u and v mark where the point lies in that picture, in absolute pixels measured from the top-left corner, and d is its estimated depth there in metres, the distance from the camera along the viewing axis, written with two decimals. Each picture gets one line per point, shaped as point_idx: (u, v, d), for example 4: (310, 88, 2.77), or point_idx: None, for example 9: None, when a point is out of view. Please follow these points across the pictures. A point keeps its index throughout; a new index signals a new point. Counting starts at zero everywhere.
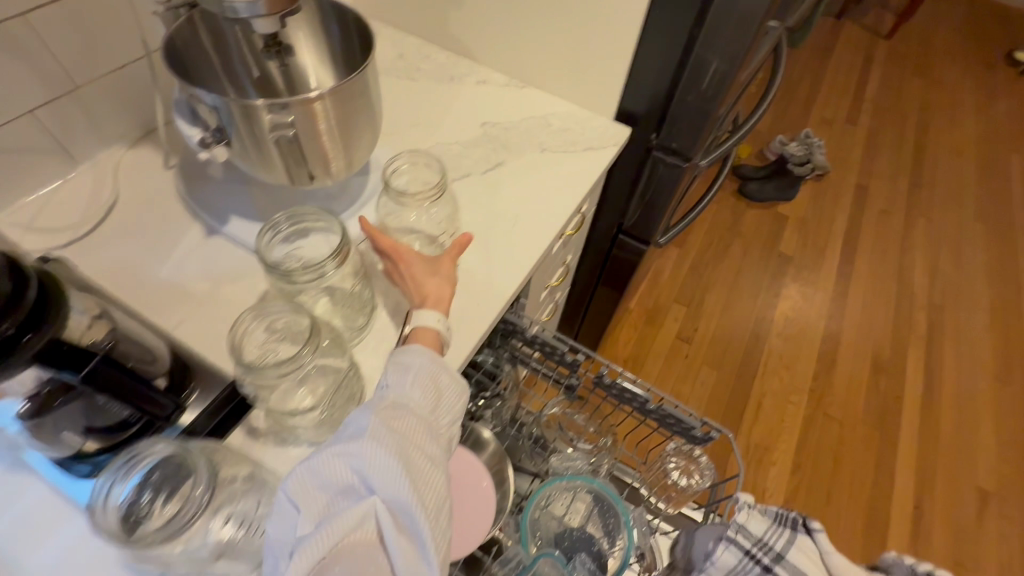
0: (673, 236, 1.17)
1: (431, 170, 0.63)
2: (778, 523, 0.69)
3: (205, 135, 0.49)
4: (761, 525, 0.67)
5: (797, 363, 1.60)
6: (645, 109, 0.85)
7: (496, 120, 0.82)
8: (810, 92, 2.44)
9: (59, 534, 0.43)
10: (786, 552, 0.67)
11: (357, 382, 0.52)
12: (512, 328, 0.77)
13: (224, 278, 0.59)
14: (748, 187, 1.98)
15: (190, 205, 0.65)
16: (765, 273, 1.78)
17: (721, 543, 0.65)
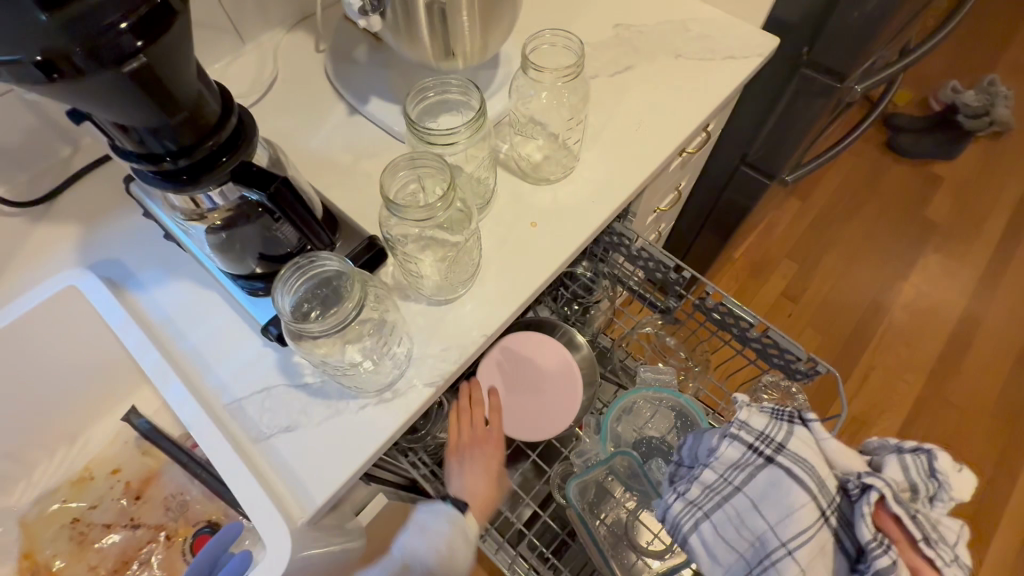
0: (801, 175, 1.07)
1: (570, 50, 0.60)
2: (780, 415, 0.48)
3: (363, 4, 0.52)
4: (762, 417, 0.49)
5: (921, 340, 1.44)
6: (801, 18, 0.76)
7: (631, 23, 0.77)
8: (1007, 30, 2.00)
9: (241, 342, 0.53)
10: (788, 444, 0.46)
11: (477, 254, 0.56)
12: (618, 240, 0.77)
13: (363, 153, 0.65)
14: (900, 140, 1.72)
15: (337, 86, 0.70)
16: (902, 238, 1.58)
17: (716, 438, 0.50)
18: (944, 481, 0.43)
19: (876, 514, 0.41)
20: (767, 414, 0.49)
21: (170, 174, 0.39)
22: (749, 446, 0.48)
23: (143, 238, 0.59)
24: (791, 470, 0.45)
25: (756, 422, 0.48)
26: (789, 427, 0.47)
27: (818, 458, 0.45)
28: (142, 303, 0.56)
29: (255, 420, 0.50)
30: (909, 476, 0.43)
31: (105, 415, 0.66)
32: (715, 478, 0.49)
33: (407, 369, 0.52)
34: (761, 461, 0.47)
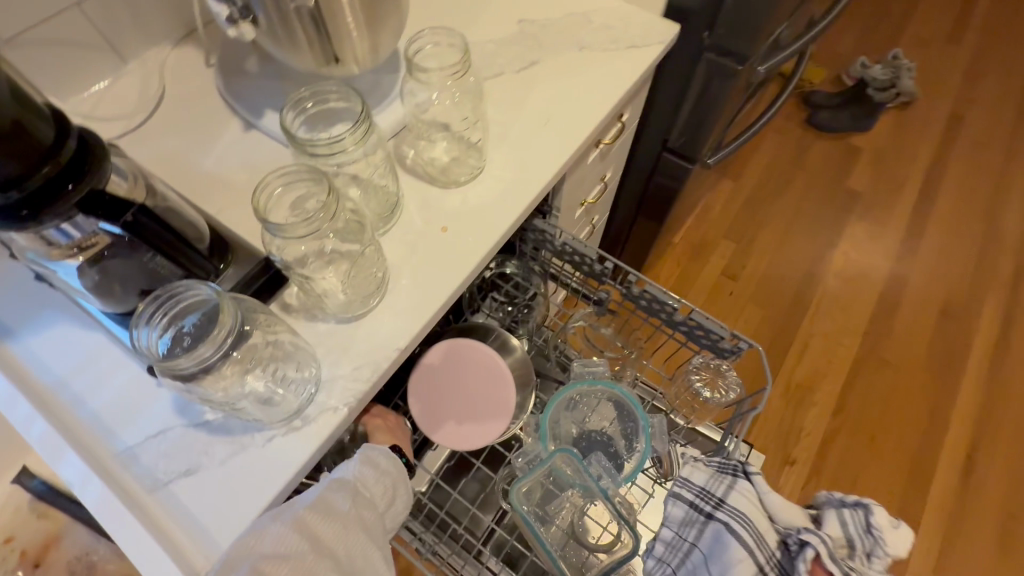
0: (723, 157, 1.10)
1: (455, 47, 0.58)
2: (721, 470, 0.62)
3: (232, 11, 0.50)
4: (704, 474, 0.62)
5: (853, 305, 1.51)
6: (699, 3, 0.78)
7: (534, 18, 0.77)
8: (906, 6, 2.13)
9: (131, 383, 0.49)
10: (727, 498, 0.59)
11: (382, 264, 0.54)
12: (541, 235, 0.76)
13: (261, 170, 0.61)
14: (819, 117, 1.80)
15: (229, 102, 0.66)
16: (827, 210, 1.65)
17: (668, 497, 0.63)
18: (853, 530, 0.60)
19: (812, 565, 0.55)
20: (714, 475, 0.61)
21: (0, 210, 0.36)
22: (697, 505, 0.60)
23: (11, 281, 0.53)
24: (733, 528, 0.57)
25: (703, 483, 0.61)
26: (732, 490, 0.60)
27: (760, 515, 0.59)
28: (16, 353, 0.51)
29: (150, 467, 0.46)
30: (835, 530, 0.60)
31: None
32: (674, 535, 0.62)
33: (315, 393, 0.49)
34: (704, 516, 0.60)
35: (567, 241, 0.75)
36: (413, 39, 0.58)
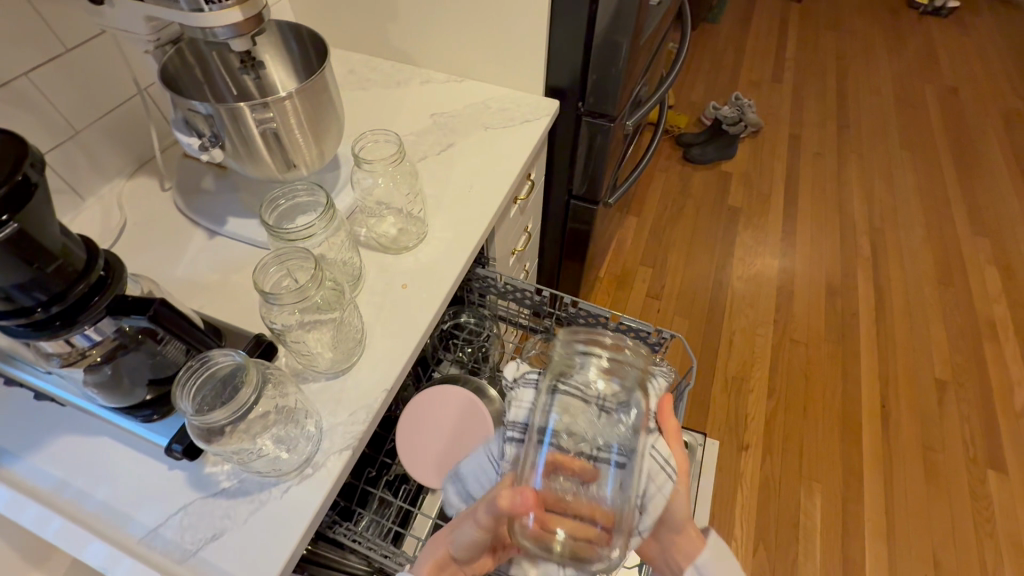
0: (620, 195, 1.30)
1: (391, 142, 0.72)
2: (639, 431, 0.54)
3: (202, 141, 0.61)
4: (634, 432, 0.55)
5: (758, 299, 1.74)
6: (568, 82, 0.98)
7: (443, 111, 0.94)
8: (735, 58, 2.63)
9: (138, 469, 0.54)
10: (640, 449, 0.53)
11: (360, 323, 0.63)
12: (486, 281, 0.89)
13: (231, 268, 0.70)
14: (692, 153, 2.14)
15: (191, 216, 0.75)
16: (717, 226, 1.93)
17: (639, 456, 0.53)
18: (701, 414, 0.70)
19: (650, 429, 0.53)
20: (612, 343, 0.48)
21: (39, 323, 0.42)
22: (608, 382, 0.49)
23: (8, 409, 0.57)
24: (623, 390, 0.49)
25: (613, 366, 0.49)
26: (620, 357, 0.48)
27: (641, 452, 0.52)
28: (22, 473, 0.53)
29: (174, 541, 0.50)
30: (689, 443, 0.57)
31: None
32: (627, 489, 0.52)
33: (320, 443, 0.55)
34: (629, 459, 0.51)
35: (507, 282, 0.87)
36: (358, 138, 0.71)
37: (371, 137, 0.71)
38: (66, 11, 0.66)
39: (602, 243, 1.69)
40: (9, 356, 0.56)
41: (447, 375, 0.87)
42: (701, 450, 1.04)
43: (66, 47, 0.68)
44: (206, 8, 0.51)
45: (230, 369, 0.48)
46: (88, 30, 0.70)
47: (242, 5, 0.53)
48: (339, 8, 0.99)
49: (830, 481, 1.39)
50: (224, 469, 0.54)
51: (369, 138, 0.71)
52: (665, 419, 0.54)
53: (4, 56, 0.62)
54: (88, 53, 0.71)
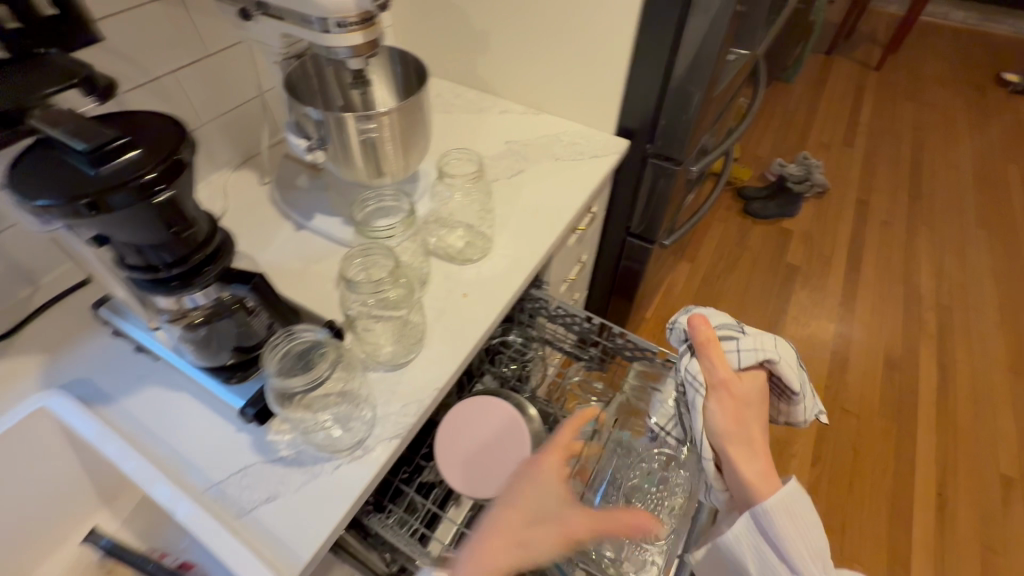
0: (676, 238, 1.32)
1: (473, 161, 0.77)
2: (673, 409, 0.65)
3: (310, 143, 0.68)
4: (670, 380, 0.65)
5: (809, 363, 1.68)
6: (640, 124, 1.02)
7: (517, 140, 1.00)
8: (806, 118, 2.61)
9: (211, 426, 0.59)
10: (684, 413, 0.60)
11: (422, 323, 0.68)
12: (538, 303, 0.92)
13: (312, 259, 0.76)
14: (752, 207, 2.12)
15: (282, 208, 0.83)
16: (772, 282, 1.89)
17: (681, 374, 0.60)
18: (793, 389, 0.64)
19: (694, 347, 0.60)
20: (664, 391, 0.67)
21: (161, 280, 0.48)
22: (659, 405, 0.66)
23: (112, 356, 0.64)
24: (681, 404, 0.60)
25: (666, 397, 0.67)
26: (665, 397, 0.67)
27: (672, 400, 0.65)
28: (113, 414, 0.60)
29: (236, 496, 0.54)
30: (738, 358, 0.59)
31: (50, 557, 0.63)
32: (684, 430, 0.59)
33: (372, 428, 0.59)
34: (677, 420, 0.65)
35: (559, 305, 0.90)
36: (446, 153, 0.78)
37: (457, 152, 0.78)
38: (213, 22, 0.77)
39: (653, 283, 1.68)
40: (119, 309, 0.64)
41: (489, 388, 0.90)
42: None
43: (207, 53, 0.79)
44: (334, 31, 0.59)
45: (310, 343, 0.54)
46: (227, 39, 0.80)
47: (364, 30, 0.60)
48: (435, 38, 1.09)
49: (872, 566, 1.30)
50: (286, 438, 0.58)
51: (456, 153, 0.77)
52: (701, 338, 0.59)
53: (158, 56, 0.73)
54: (223, 58, 0.81)
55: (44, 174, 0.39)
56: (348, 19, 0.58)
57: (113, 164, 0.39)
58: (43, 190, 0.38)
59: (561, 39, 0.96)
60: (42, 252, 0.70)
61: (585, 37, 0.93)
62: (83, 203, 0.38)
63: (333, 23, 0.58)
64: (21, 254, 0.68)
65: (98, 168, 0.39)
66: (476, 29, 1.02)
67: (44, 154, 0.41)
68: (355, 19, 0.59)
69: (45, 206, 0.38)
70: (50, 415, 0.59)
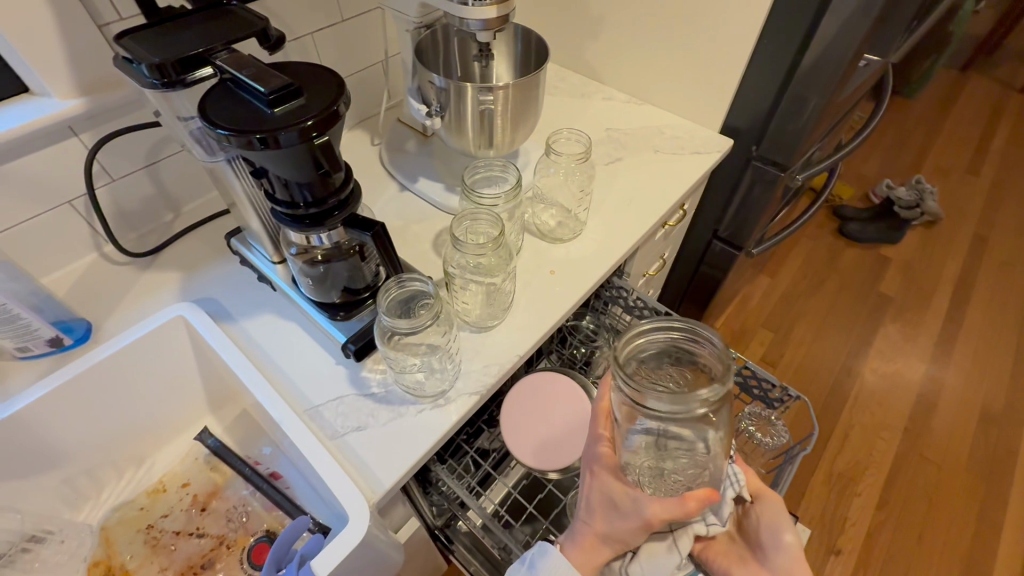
0: (765, 249, 1.26)
1: (580, 143, 0.79)
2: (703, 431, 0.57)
3: (429, 109, 0.72)
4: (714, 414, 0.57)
5: (890, 401, 1.56)
6: (747, 124, 0.99)
7: (618, 128, 1.00)
8: (926, 139, 2.39)
9: (316, 357, 0.65)
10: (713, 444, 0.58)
11: (512, 293, 0.70)
12: (618, 292, 0.93)
13: (413, 219, 0.81)
14: (849, 227, 1.98)
15: (390, 169, 0.88)
16: (861, 310, 1.77)
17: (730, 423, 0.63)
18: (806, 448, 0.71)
19: None
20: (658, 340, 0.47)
21: (298, 217, 0.54)
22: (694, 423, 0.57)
23: (236, 281, 0.73)
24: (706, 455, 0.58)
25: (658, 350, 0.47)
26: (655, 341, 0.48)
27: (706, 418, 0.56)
28: (234, 331, 0.68)
29: (331, 420, 0.60)
30: None
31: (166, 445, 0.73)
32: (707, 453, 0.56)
33: (455, 381, 0.63)
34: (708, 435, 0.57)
35: (639, 297, 0.90)
36: (553, 132, 0.79)
37: (565, 131, 0.79)
38: None
39: (729, 293, 1.62)
40: (247, 241, 0.72)
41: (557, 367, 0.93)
42: None
43: (343, 17, 0.85)
44: (470, 3, 0.62)
45: (415, 292, 0.58)
46: (361, 6, 0.86)
47: (497, 5, 0.63)
48: (548, 19, 1.10)
49: None
50: (378, 377, 0.63)
51: (563, 133, 0.78)
52: None
53: (303, 17, 0.80)
54: (356, 23, 0.87)
55: (228, 109, 0.45)
56: None
57: (284, 108, 0.45)
58: (227, 122, 0.44)
59: (678, 30, 0.94)
60: (188, 183, 0.79)
61: (704, 30, 0.91)
62: (256, 137, 0.43)
63: None
64: (171, 182, 0.77)
65: (273, 110, 0.44)
66: (591, 13, 1.02)
67: (228, 91, 0.47)
68: None
69: (226, 136, 0.44)
70: (183, 323, 0.67)
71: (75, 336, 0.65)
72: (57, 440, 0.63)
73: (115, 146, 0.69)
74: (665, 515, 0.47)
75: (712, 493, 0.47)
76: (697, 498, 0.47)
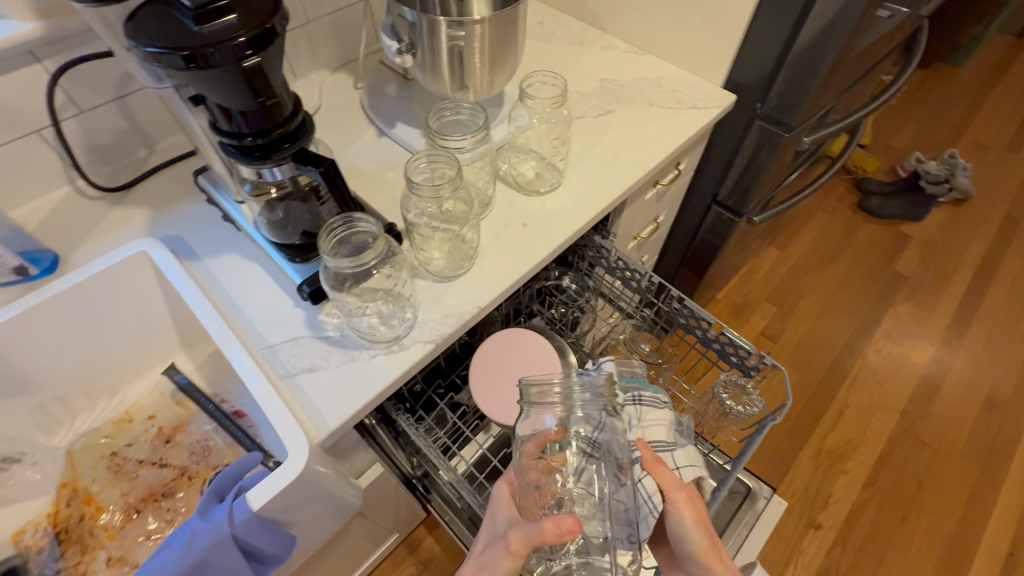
0: (769, 216, 1.21)
1: (556, 86, 0.75)
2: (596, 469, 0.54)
3: (400, 46, 0.69)
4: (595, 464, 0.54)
5: (890, 382, 1.51)
6: (754, 79, 0.92)
7: (612, 79, 0.94)
8: (966, 111, 2.22)
9: (275, 298, 0.65)
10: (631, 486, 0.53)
11: (476, 243, 0.68)
12: (599, 251, 0.90)
13: (387, 165, 0.79)
14: (870, 202, 1.88)
15: (369, 113, 0.85)
16: (872, 288, 1.70)
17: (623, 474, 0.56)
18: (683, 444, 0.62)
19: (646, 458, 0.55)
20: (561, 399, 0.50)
21: (244, 148, 0.52)
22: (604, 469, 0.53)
23: (204, 220, 0.72)
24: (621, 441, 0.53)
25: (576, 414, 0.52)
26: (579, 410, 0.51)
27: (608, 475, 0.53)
28: (197, 269, 0.67)
29: (283, 360, 0.60)
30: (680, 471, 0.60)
31: (136, 380, 0.74)
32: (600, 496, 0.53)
33: (411, 329, 0.62)
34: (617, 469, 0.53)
35: (620, 258, 0.87)
36: (535, 74, 0.75)
37: (548, 74, 0.75)
38: None
39: (732, 264, 1.57)
40: (214, 180, 0.71)
41: (535, 325, 0.91)
42: (761, 502, 0.98)
43: None
44: None
45: (363, 236, 0.56)
46: None
47: None
48: None
49: None
50: (334, 321, 0.63)
51: (544, 75, 0.74)
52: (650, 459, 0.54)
53: None
54: None
55: (156, 25, 0.43)
56: None
57: (213, 24, 0.42)
58: (155, 39, 0.42)
59: None
60: (160, 118, 0.78)
61: None
62: (183, 55, 0.41)
63: None
64: (143, 118, 0.76)
65: (201, 26, 0.42)
66: None
67: (158, 8, 0.44)
68: None
69: (154, 55, 0.42)
70: (147, 259, 0.67)
71: (42, 267, 0.66)
72: (23, 367, 0.64)
73: (80, 75, 0.68)
74: (526, 547, 0.47)
75: (572, 528, 0.45)
76: (550, 523, 0.45)
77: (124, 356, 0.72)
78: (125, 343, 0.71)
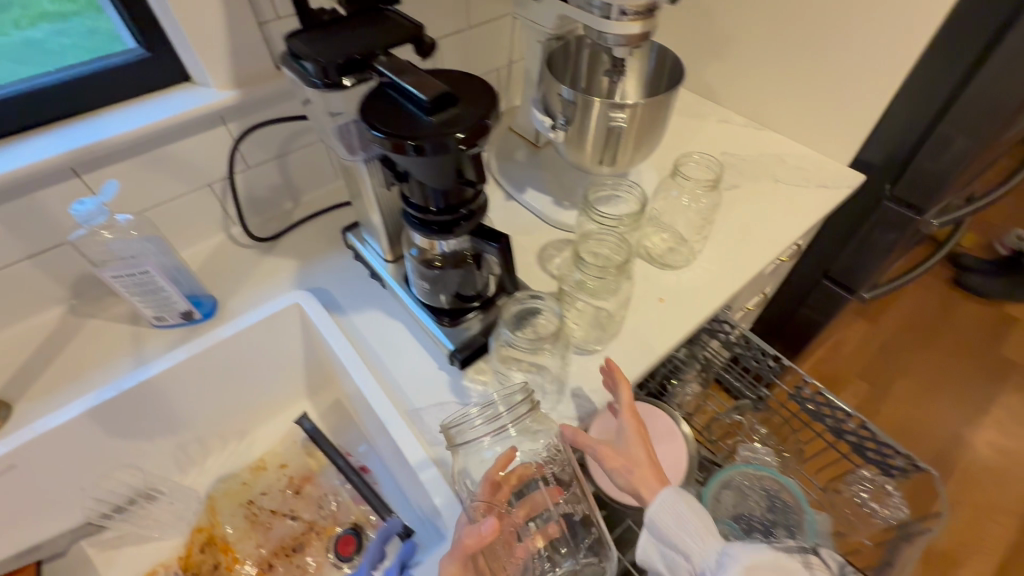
0: (879, 295, 1.15)
1: (711, 168, 0.76)
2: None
3: (554, 122, 0.71)
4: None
5: (1005, 480, 1.38)
6: (885, 160, 0.90)
7: (734, 153, 0.95)
8: None
9: (419, 358, 0.66)
10: None
11: (620, 318, 0.68)
12: (720, 326, 0.85)
13: (518, 230, 0.80)
14: (969, 279, 1.77)
15: (498, 177, 0.88)
16: (977, 373, 1.58)
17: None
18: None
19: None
20: (485, 426, 0.51)
21: (426, 221, 0.54)
22: None
23: (349, 275, 0.75)
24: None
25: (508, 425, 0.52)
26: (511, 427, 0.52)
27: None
28: (343, 322, 0.70)
29: (431, 425, 0.60)
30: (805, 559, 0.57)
31: (265, 423, 0.76)
32: None
33: (557, 403, 0.61)
34: None
35: (745, 336, 0.83)
36: (687, 155, 0.77)
37: (702, 155, 0.77)
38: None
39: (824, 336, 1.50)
40: (362, 235, 0.73)
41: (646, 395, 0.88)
42: None
43: (470, 24, 0.85)
44: (614, 18, 0.59)
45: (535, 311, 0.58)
46: (491, 14, 0.87)
47: (642, 21, 0.60)
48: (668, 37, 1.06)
49: None
50: (479, 388, 0.63)
51: (695, 155, 0.76)
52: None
53: (434, 22, 0.81)
54: (483, 31, 0.88)
55: (385, 113, 0.46)
56: (630, 10, 0.59)
57: (436, 119, 0.45)
58: (385, 126, 0.45)
59: (815, 55, 0.87)
60: (310, 174, 0.83)
61: (847, 56, 0.84)
62: (409, 145, 0.43)
63: (616, 11, 0.59)
64: (297, 174, 0.81)
65: (427, 120, 0.45)
66: (719, 31, 0.97)
67: (385, 96, 0.47)
68: (635, 10, 0.59)
69: (381, 140, 0.44)
70: (298, 310, 0.69)
71: (203, 311, 0.69)
72: (177, 407, 0.67)
73: (256, 137, 0.74)
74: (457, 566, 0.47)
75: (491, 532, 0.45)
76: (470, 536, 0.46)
77: (260, 399, 0.74)
78: (263, 387, 0.74)
